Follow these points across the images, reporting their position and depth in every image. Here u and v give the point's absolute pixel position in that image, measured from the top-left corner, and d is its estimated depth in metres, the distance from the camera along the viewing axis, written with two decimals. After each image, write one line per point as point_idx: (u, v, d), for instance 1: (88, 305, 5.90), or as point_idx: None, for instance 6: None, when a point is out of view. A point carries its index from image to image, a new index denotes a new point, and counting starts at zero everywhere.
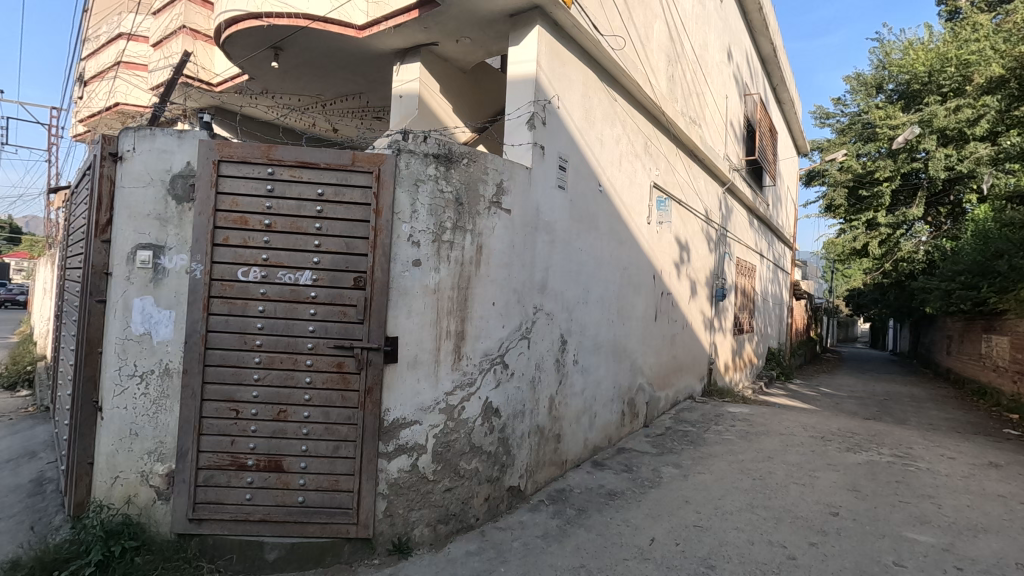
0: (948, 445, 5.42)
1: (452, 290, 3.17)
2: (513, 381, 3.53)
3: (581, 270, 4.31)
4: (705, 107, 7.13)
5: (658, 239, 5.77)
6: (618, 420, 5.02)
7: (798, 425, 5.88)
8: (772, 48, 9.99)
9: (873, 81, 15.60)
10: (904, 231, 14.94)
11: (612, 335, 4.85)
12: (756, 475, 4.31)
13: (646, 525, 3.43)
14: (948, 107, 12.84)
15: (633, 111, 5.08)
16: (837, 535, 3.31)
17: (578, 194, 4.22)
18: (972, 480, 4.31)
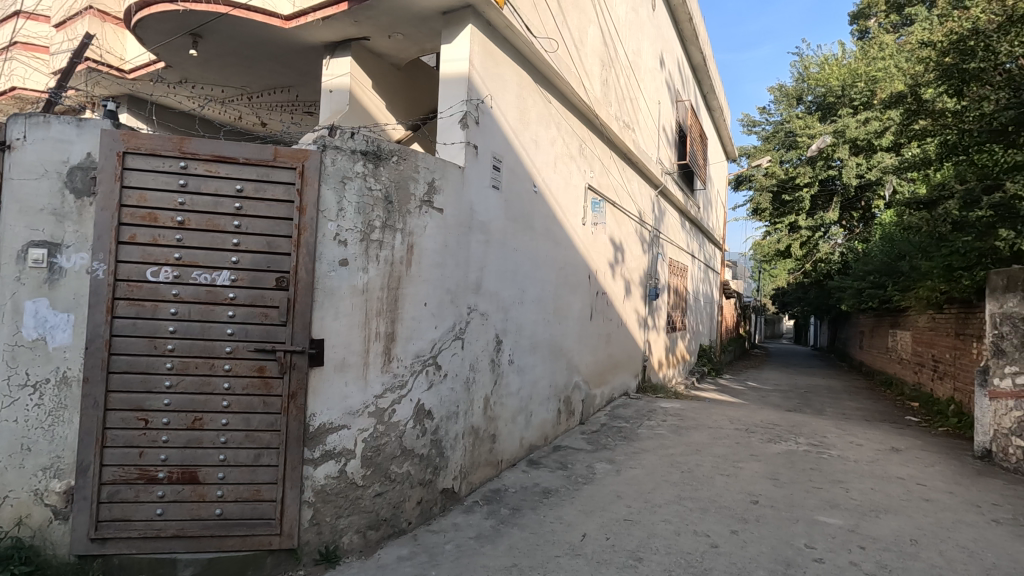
0: (858, 433, 5.84)
1: (382, 290, 3.10)
2: (446, 382, 3.50)
3: (517, 270, 4.32)
4: (639, 112, 7.35)
5: (593, 239, 5.89)
6: (555, 418, 5.08)
7: (725, 419, 6.15)
8: (702, 57, 10.44)
9: (794, 92, 16.56)
10: (821, 233, 15.99)
11: (548, 335, 4.90)
12: (684, 468, 4.48)
13: (579, 522, 3.47)
14: (859, 120, 14.31)
15: (568, 114, 5.16)
16: (757, 522, 3.48)
17: (513, 195, 4.23)
18: (877, 464, 4.66)
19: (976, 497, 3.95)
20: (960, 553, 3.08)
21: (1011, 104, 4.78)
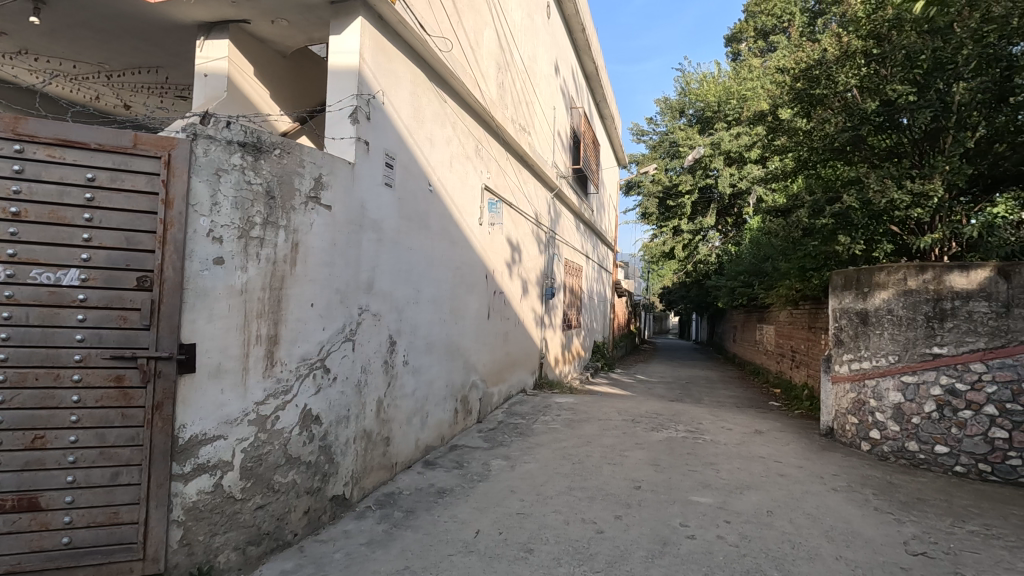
0: (729, 418, 6.44)
1: (263, 291, 2.92)
2: (335, 386, 3.37)
3: (412, 269, 4.27)
4: (535, 116, 7.55)
5: (490, 240, 5.96)
6: (451, 418, 5.07)
7: (614, 410, 6.51)
8: (595, 66, 10.95)
9: (677, 106, 17.96)
10: (701, 236, 17.40)
11: (445, 335, 4.88)
12: (575, 459, 4.68)
13: (473, 519, 3.51)
14: (732, 134, 15.65)
15: (464, 114, 5.18)
16: (639, 506, 3.72)
17: (407, 193, 4.17)
18: (743, 445, 5.18)
19: (820, 469, 4.52)
20: (806, 520, 3.51)
21: (846, 126, 5.52)
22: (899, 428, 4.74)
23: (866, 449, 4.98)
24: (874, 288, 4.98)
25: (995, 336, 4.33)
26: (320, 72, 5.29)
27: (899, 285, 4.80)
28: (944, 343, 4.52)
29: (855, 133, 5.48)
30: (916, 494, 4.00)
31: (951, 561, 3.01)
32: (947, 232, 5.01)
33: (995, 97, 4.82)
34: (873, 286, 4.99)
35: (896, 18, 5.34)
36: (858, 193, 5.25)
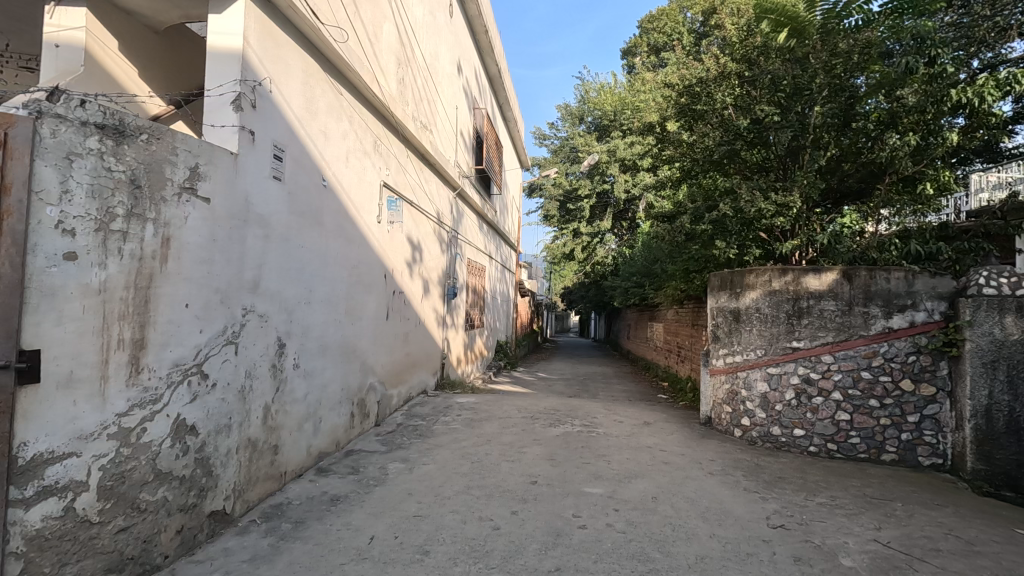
0: (621, 412, 6.80)
1: (126, 290, 2.63)
2: (214, 393, 3.13)
3: (303, 268, 4.06)
4: (437, 114, 7.50)
5: (389, 238, 5.82)
6: (347, 422, 4.89)
7: (514, 408, 6.63)
8: (498, 69, 11.10)
9: (576, 113, 19.14)
10: (598, 239, 18.26)
11: (340, 336, 4.70)
12: (474, 458, 4.71)
13: (367, 525, 3.40)
14: (626, 142, 16.56)
15: (361, 108, 5.03)
16: (534, 500, 3.82)
17: (298, 188, 3.96)
18: (633, 437, 5.49)
19: (699, 456, 4.91)
20: (685, 503, 3.80)
21: (723, 141, 6.05)
22: (765, 414, 5.26)
23: (738, 435, 5.48)
24: (745, 288, 5.49)
25: (841, 330, 4.95)
26: (190, 47, 4.88)
27: (765, 286, 5.33)
28: (802, 337, 5.10)
29: (730, 147, 6.00)
30: (778, 473, 4.47)
31: (803, 530, 3.40)
32: (804, 239, 5.62)
33: (842, 121, 5.50)
34: (744, 287, 5.50)
35: (764, 46, 5.90)
36: (732, 202, 5.75)
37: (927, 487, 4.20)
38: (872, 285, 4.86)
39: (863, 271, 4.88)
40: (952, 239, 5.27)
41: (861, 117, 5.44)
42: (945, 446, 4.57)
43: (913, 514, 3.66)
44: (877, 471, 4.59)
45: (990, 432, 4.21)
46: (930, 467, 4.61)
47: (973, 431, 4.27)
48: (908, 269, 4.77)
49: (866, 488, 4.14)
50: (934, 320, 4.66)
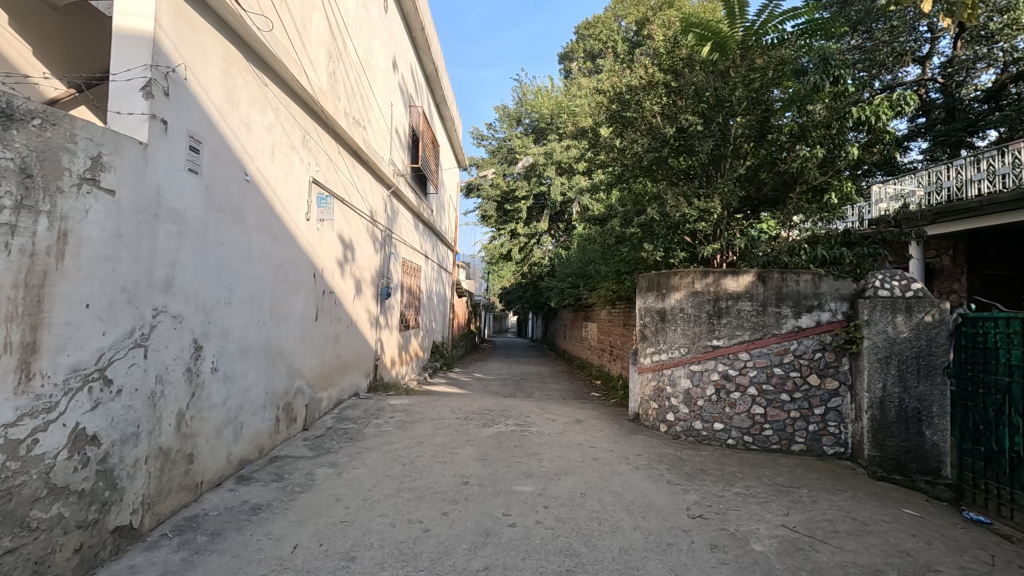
0: (554, 410, 6.92)
1: (16, 289, 2.39)
2: (119, 399, 2.91)
3: (223, 266, 3.86)
4: (370, 110, 7.35)
5: (319, 237, 5.63)
6: (272, 427, 4.69)
7: (448, 409, 6.59)
8: (434, 67, 11.02)
9: (515, 115, 19.26)
10: (535, 240, 18.56)
11: (264, 338, 4.50)
12: (406, 460, 4.64)
13: (290, 534, 3.28)
14: (562, 146, 16.88)
15: (288, 101, 4.84)
16: (465, 501, 3.82)
17: (217, 182, 3.76)
18: (565, 434, 5.61)
19: (626, 451, 5.07)
20: (611, 497, 3.92)
21: (651, 148, 6.29)
22: (688, 409, 5.52)
23: (663, 430, 5.71)
24: (670, 289, 5.73)
25: (756, 329, 5.27)
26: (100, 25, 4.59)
27: (689, 287, 5.58)
28: (721, 336, 5.38)
29: (658, 154, 6.24)
30: (699, 465, 4.70)
31: (720, 519, 3.59)
32: (724, 242, 5.93)
33: (758, 132, 5.88)
34: (669, 288, 5.73)
35: (689, 57, 6.18)
36: (658, 206, 5.98)
37: (830, 474, 4.55)
38: (783, 287, 5.20)
39: (775, 274, 5.22)
40: (854, 245, 5.64)
41: (775, 129, 5.82)
42: (846, 436, 4.97)
43: (817, 499, 3.95)
44: (787, 460, 4.91)
45: (884, 422, 4.62)
46: (834, 455, 4.99)
47: (869, 421, 4.67)
48: (815, 272, 5.14)
49: (777, 477, 4.43)
50: (838, 320, 5.06)
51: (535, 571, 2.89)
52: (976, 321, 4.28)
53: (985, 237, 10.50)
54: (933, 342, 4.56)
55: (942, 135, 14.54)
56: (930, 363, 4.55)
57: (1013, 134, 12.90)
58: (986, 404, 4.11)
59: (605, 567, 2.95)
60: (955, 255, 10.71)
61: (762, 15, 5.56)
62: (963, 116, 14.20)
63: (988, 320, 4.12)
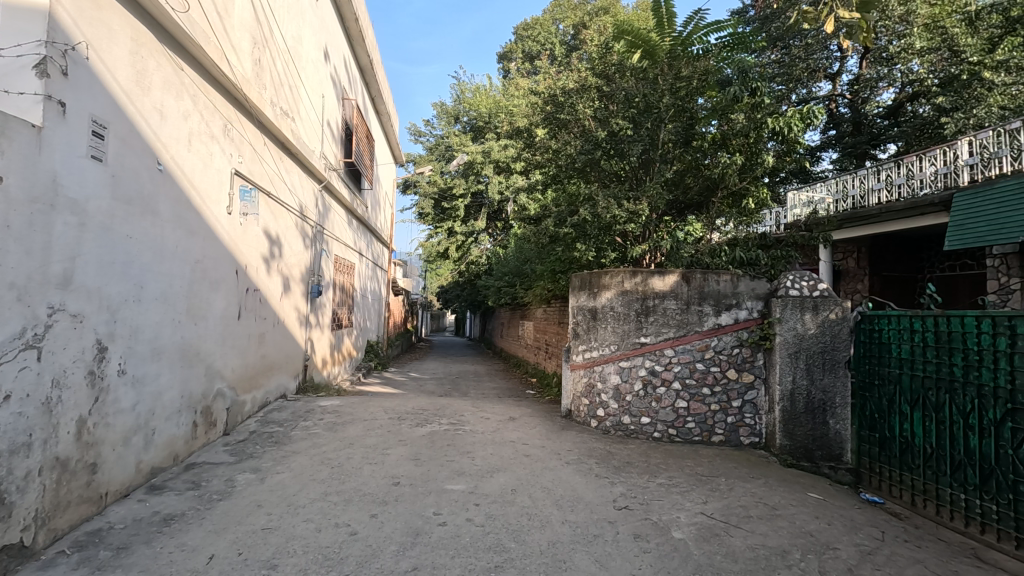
0: (488, 408, 6.94)
1: None
2: (8, 405, 2.66)
3: (131, 261, 3.60)
4: (300, 102, 7.09)
5: (242, 232, 5.36)
6: (189, 433, 4.40)
7: (380, 410, 6.45)
8: (369, 59, 10.77)
9: (452, 112, 19.47)
10: (473, 238, 18.61)
11: (179, 338, 4.23)
12: (334, 463, 4.51)
13: (206, 544, 3.10)
14: (500, 145, 17.02)
15: (207, 88, 4.58)
16: (395, 502, 3.76)
17: (125, 170, 3.51)
18: (498, 432, 5.64)
19: (558, 447, 5.16)
20: (542, 493, 3.98)
21: (583, 150, 6.45)
22: (617, 405, 5.69)
23: (594, 425, 5.85)
24: (602, 288, 5.88)
25: (680, 327, 5.51)
26: None
27: (618, 286, 5.75)
28: (648, 333, 5.60)
29: (591, 156, 6.41)
30: (626, 458, 4.86)
31: (644, 509, 3.74)
32: (652, 244, 6.19)
33: (683, 138, 6.17)
34: (600, 287, 5.88)
35: (619, 64, 6.39)
36: (590, 208, 6.14)
37: (746, 463, 4.83)
38: (705, 287, 5.47)
39: (698, 274, 5.48)
40: (769, 247, 5.92)
41: (700, 136, 6.12)
42: (760, 427, 5.29)
43: (733, 487, 4.19)
44: (708, 451, 5.17)
45: (793, 412, 4.97)
46: (750, 445, 5.30)
47: (781, 412, 5.01)
48: (734, 273, 5.44)
49: (698, 467, 4.66)
50: (754, 317, 5.39)
51: (463, 570, 2.89)
52: (873, 319, 4.67)
53: (884, 241, 11.50)
54: (837, 338, 4.94)
55: (849, 147, 15.80)
56: (834, 357, 4.93)
57: (908, 148, 14.24)
58: (880, 395, 4.50)
59: (534, 561, 3.00)
60: (859, 258, 11.65)
61: (688, 26, 5.81)
62: (867, 130, 15.47)
63: (884, 318, 4.51)
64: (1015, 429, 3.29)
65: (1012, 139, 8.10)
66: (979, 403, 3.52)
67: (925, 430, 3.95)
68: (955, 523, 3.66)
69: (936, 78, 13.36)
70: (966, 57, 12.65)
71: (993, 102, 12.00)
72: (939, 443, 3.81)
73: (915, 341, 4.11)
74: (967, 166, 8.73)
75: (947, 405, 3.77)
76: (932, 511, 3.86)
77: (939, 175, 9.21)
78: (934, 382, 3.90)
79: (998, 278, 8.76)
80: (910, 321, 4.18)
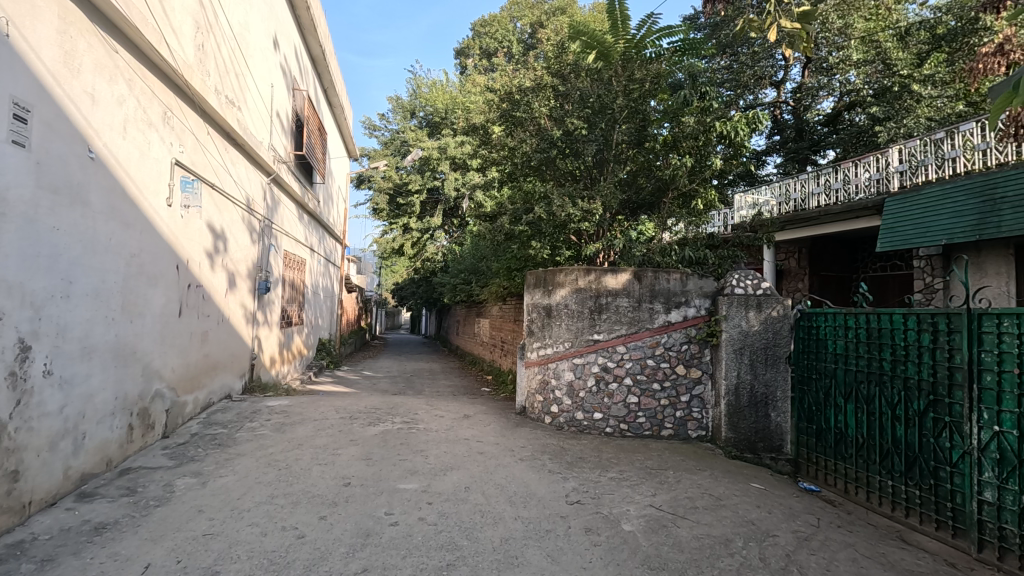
0: (442, 406, 6.89)
1: None
2: None
3: (59, 254, 3.38)
4: (247, 90, 6.82)
5: (183, 225, 5.11)
6: (124, 437, 4.17)
7: (331, 409, 6.30)
8: (321, 50, 10.51)
9: (408, 107, 19.30)
10: (428, 235, 18.45)
11: (112, 336, 4.00)
12: (281, 465, 4.38)
13: (141, 553, 2.94)
14: (456, 141, 16.96)
15: (145, 72, 4.34)
16: (345, 502, 3.68)
17: (52, 157, 3.29)
18: (451, 430, 5.60)
19: (512, 443, 5.19)
20: (495, 489, 3.99)
21: (539, 148, 6.49)
22: (570, 401, 5.76)
23: (548, 422, 5.90)
24: (556, 286, 5.91)
25: (632, 324, 5.63)
26: None
27: (573, 284, 5.81)
28: (601, 330, 5.69)
29: (546, 155, 6.47)
30: (579, 454, 4.93)
31: (595, 503, 3.80)
32: (605, 243, 6.31)
33: (636, 139, 6.31)
34: (555, 285, 5.92)
35: (574, 64, 6.47)
36: (546, 206, 6.18)
37: (693, 456, 4.99)
38: (655, 285, 5.62)
39: (650, 273, 5.62)
40: (717, 247, 6.14)
41: (652, 138, 6.26)
42: (707, 420, 5.48)
43: (680, 479, 4.32)
44: (657, 445, 5.30)
45: (738, 406, 5.16)
46: (697, 438, 5.47)
47: (726, 406, 5.19)
48: (683, 272, 5.60)
49: (647, 461, 4.77)
50: (701, 315, 5.57)
51: (415, 569, 2.86)
52: (811, 316, 4.93)
53: (823, 243, 12.09)
54: (778, 335, 5.17)
55: (791, 152, 16.54)
56: (776, 353, 5.17)
57: (845, 155, 15.03)
58: (817, 388, 4.74)
59: (486, 558, 3.00)
60: (800, 258, 12.22)
61: (642, 29, 5.92)
62: (808, 136, 16.22)
63: (821, 315, 4.76)
64: (936, 419, 3.52)
65: (937, 148, 8.66)
66: (905, 395, 3.75)
67: (857, 421, 4.19)
68: (883, 508, 3.90)
69: (871, 89, 14.14)
70: (897, 70, 13.45)
71: (921, 114, 12.84)
72: (870, 433, 4.05)
73: (849, 337, 4.36)
74: (897, 173, 9.30)
75: (876, 397, 4.00)
76: (863, 498, 4.10)
77: (872, 180, 9.76)
78: (865, 375, 4.14)
79: (924, 278, 9.37)
80: (845, 319, 4.43)
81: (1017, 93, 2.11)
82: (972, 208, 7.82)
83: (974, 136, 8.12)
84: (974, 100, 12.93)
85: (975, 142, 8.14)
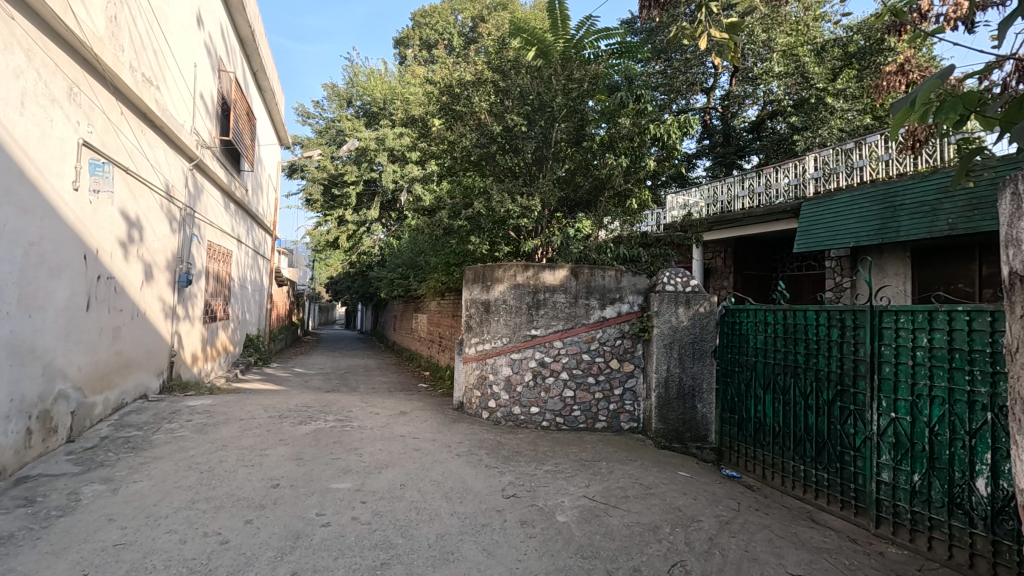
0: (377, 403, 6.74)
1: None
2: None
3: None
4: (167, 69, 6.37)
5: (92, 211, 4.71)
6: (21, 441, 3.80)
7: (258, 408, 6.02)
8: (251, 31, 9.97)
9: (344, 96, 18.78)
10: (365, 228, 18.03)
11: (7, 333, 3.63)
12: (203, 467, 4.14)
13: (41, 568, 2.70)
14: (395, 133, 16.68)
15: (47, 43, 3.96)
16: (274, 505, 3.54)
17: None
18: (387, 427, 5.50)
19: (449, 439, 5.15)
20: (431, 486, 3.96)
21: (478, 143, 6.42)
22: (508, 396, 5.80)
23: (485, 417, 5.91)
24: (494, 282, 5.93)
25: (568, 319, 5.74)
26: None
27: (511, 280, 5.84)
28: (539, 326, 5.76)
29: (486, 150, 6.47)
30: (515, 448, 4.97)
31: (530, 496, 3.86)
32: (544, 240, 6.40)
33: (575, 138, 6.44)
34: (493, 280, 5.93)
35: (514, 60, 6.46)
36: (486, 201, 6.19)
37: (625, 447, 5.16)
38: (592, 282, 5.74)
39: (586, 270, 5.73)
40: (649, 245, 6.37)
41: (589, 138, 6.40)
42: (639, 412, 5.68)
43: (612, 470, 4.46)
44: (592, 437, 5.44)
45: (667, 398, 5.36)
46: (629, 430, 5.66)
47: (656, 398, 5.38)
48: (618, 269, 5.76)
49: (581, 453, 4.90)
50: (634, 311, 5.76)
51: (347, 570, 2.79)
52: (735, 312, 5.21)
53: (746, 243, 12.79)
54: (704, 330, 5.44)
55: (719, 156, 17.41)
56: (702, 347, 5.43)
57: (768, 161, 15.96)
58: (739, 380, 5.03)
59: (421, 555, 2.97)
60: (726, 258, 12.91)
61: (580, 30, 6.02)
62: (735, 142, 17.10)
63: (743, 311, 5.04)
64: (842, 408, 3.82)
65: (847, 158, 9.35)
66: (817, 385, 4.05)
67: (774, 410, 4.48)
68: (795, 491, 4.20)
69: (791, 100, 15.09)
70: (814, 83, 14.39)
71: (834, 125, 13.86)
72: (785, 421, 4.35)
73: (768, 333, 4.65)
74: (813, 180, 9.96)
75: (791, 388, 4.30)
76: (777, 482, 4.41)
77: (791, 185, 10.43)
78: (782, 368, 4.43)
79: (835, 278, 10.12)
80: (765, 315, 4.71)
81: (915, 108, 2.28)
82: (876, 214, 8.53)
83: (878, 148, 8.86)
84: (878, 115, 14.03)
85: (879, 153, 8.87)
